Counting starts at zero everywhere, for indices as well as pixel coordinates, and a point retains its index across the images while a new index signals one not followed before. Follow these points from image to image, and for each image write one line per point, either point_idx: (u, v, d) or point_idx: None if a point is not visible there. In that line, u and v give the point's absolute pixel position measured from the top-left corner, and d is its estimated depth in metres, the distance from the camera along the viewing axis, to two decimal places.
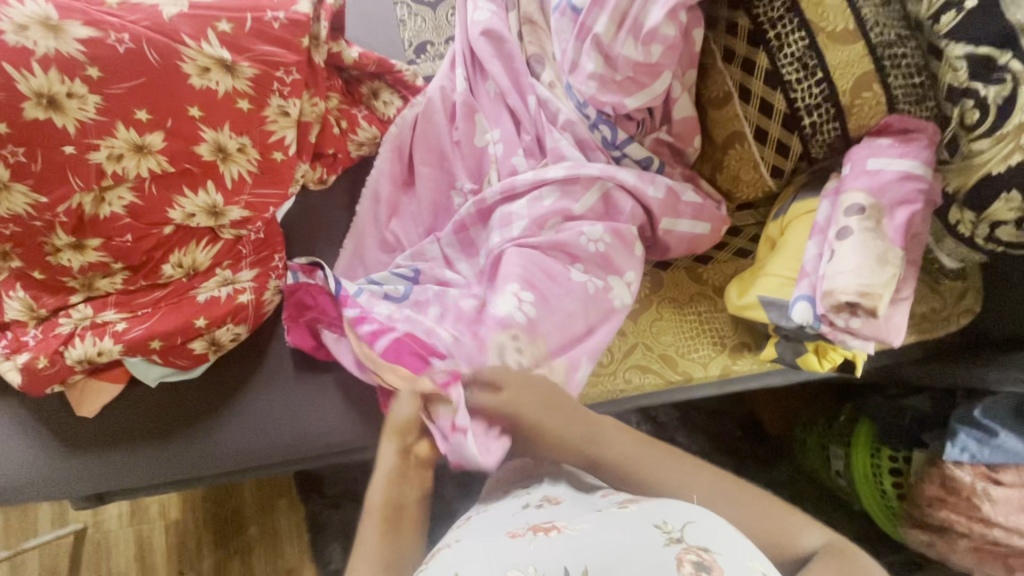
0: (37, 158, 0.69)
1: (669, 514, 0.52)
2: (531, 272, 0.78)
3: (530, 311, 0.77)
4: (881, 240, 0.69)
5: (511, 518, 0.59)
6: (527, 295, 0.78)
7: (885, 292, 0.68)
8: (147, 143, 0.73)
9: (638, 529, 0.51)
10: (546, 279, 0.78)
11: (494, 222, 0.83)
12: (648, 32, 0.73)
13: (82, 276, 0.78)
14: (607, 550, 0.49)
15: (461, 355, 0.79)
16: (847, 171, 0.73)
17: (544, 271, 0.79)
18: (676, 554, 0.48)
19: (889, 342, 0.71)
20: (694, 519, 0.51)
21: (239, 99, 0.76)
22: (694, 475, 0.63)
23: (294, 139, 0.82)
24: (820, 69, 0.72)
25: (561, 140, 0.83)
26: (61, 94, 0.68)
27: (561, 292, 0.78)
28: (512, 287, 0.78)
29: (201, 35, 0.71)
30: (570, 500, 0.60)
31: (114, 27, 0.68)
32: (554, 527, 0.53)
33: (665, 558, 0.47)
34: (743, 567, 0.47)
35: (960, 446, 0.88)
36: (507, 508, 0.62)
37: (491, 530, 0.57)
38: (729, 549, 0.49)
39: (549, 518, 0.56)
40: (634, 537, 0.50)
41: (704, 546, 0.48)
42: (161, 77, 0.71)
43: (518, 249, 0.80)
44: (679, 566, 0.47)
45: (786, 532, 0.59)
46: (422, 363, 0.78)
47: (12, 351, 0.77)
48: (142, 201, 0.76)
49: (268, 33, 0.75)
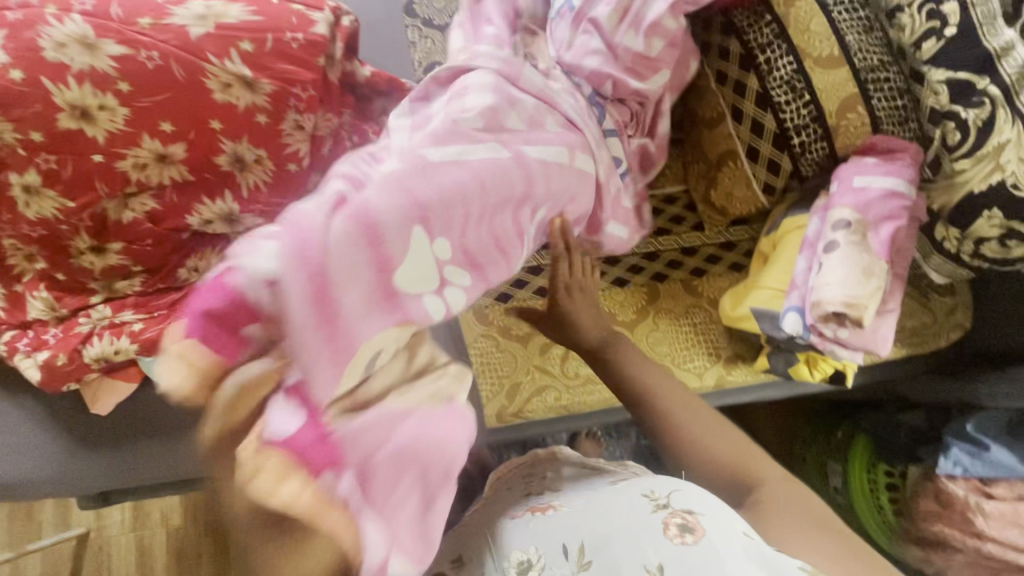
0: (67, 166, 0.74)
1: (658, 485, 0.59)
2: (487, 241, 0.56)
3: (460, 302, 0.53)
4: (866, 254, 0.72)
5: (513, 503, 0.65)
6: (450, 274, 0.53)
7: (870, 304, 0.71)
8: (170, 153, 0.78)
9: (630, 500, 0.58)
10: (485, 255, 0.56)
11: (465, 140, 0.57)
12: (650, 24, 0.74)
13: (103, 277, 0.83)
14: (600, 524, 0.56)
15: (342, 355, 0.43)
16: (835, 189, 0.76)
17: (493, 251, 0.56)
18: (662, 519, 0.54)
19: (876, 353, 0.73)
20: (680, 487, 0.58)
21: (258, 113, 0.80)
22: (694, 404, 0.68)
23: (307, 152, 0.85)
24: (807, 92, 0.76)
25: (568, 105, 0.69)
26: (93, 106, 0.73)
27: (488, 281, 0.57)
28: (439, 252, 0.51)
29: (224, 54, 0.76)
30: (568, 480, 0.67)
31: (144, 45, 0.73)
32: (551, 506, 0.62)
33: (653, 523, 0.54)
34: (725, 525, 0.53)
35: (953, 460, 0.89)
36: (510, 498, 0.66)
37: (499, 512, 0.64)
38: (712, 509, 0.55)
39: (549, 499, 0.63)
40: (626, 509, 0.57)
41: (687, 509, 0.55)
42: (186, 92, 0.76)
43: (485, 195, 0.55)
44: (665, 530, 0.53)
45: (757, 471, 0.63)
46: (238, 340, 0.41)
47: (33, 349, 0.82)
48: (162, 208, 0.81)
49: (287, 52, 0.80)
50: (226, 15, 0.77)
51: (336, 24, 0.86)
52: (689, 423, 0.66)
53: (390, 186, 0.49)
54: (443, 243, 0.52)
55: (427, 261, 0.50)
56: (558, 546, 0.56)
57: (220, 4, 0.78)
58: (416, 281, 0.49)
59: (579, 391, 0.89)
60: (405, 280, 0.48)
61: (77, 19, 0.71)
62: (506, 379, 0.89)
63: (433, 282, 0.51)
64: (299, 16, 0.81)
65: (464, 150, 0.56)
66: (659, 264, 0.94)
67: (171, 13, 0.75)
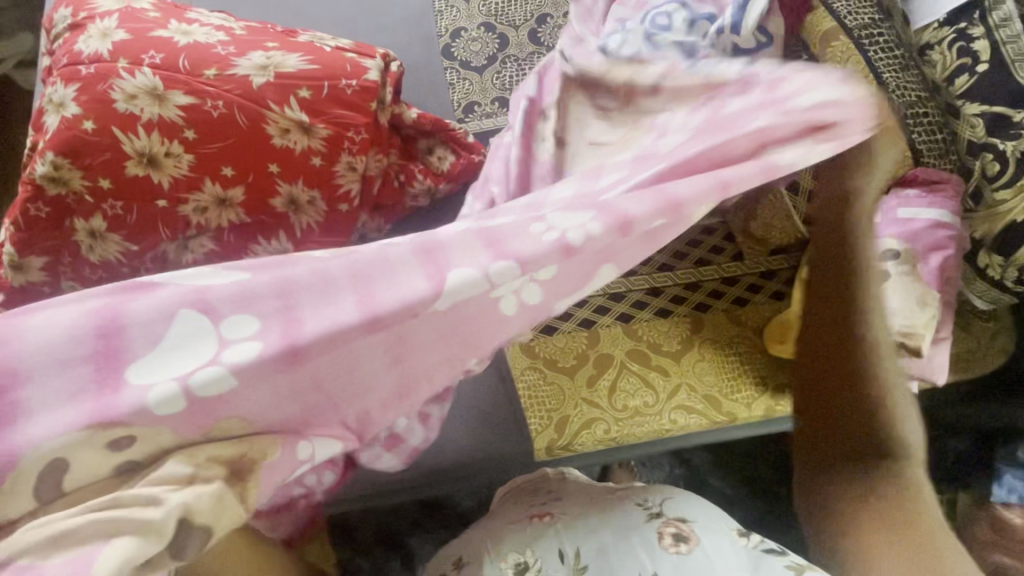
0: (132, 211, 0.77)
1: (650, 494, 0.70)
2: (263, 292, 0.45)
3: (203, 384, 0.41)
4: (918, 283, 0.73)
5: (515, 513, 0.72)
6: (244, 392, 0.43)
7: (927, 333, 0.72)
8: (230, 197, 0.80)
9: (627, 508, 0.68)
10: (307, 307, 0.45)
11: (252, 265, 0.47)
12: None
13: None
14: (597, 532, 0.66)
15: None
16: (879, 220, 0.78)
17: (335, 323, 0.44)
18: (657, 528, 0.64)
19: (934, 381, 0.73)
20: (670, 496, 0.68)
21: (313, 156, 0.82)
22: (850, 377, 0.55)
23: (358, 192, 0.87)
24: None
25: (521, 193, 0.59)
26: (160, 153, 0.75)
27: (334, 399, 0.48)
28: (230, 334, 0.43)
29: (284, 101, 0.79)
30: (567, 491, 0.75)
31: (210, 95, 0.76)
32: (548, 515, 0.69)
33: (650, 532, 0.64)
34: (710, 530, 0.64)
35: (1007, 487, 0.90)
36: (513, 508, 0.74)
37: (501, 522, 0.71)
38: (700, 519, 0.65)
39: (548, 506, 0.72)
40: (625, 517, 0.67)
41: (679, 518, 0.65)
42: (247, 138, 0.78)
43: (338, 300, 0.45)
44: (661, 540, 0.63)
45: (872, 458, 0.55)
46: None
47: None
48: (220, 249, 0.82)
49: (342, 97, 0.83)
50: (286, 65, 0.81)
51: (386, 70, 0.89)
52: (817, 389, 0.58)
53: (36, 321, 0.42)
54: (250, 325, 0.44)
55: (206, 338, 0.43)
56: (557, 554, 0.64)
57: (279, 55, 0.81)
58: (171, 367, 0.42)
59: (628, 424, 0.89)
60: (140, 372, 0.42)
61: (148, 72, 0.75)
62: (555, 412, 0.89)
63: (201, 358, 0.42)
64: (352, 64, 0.85)
65: (269, 272, 0.47)
66: (701, 294, 0.95)
67: (234, 64, 0.78)
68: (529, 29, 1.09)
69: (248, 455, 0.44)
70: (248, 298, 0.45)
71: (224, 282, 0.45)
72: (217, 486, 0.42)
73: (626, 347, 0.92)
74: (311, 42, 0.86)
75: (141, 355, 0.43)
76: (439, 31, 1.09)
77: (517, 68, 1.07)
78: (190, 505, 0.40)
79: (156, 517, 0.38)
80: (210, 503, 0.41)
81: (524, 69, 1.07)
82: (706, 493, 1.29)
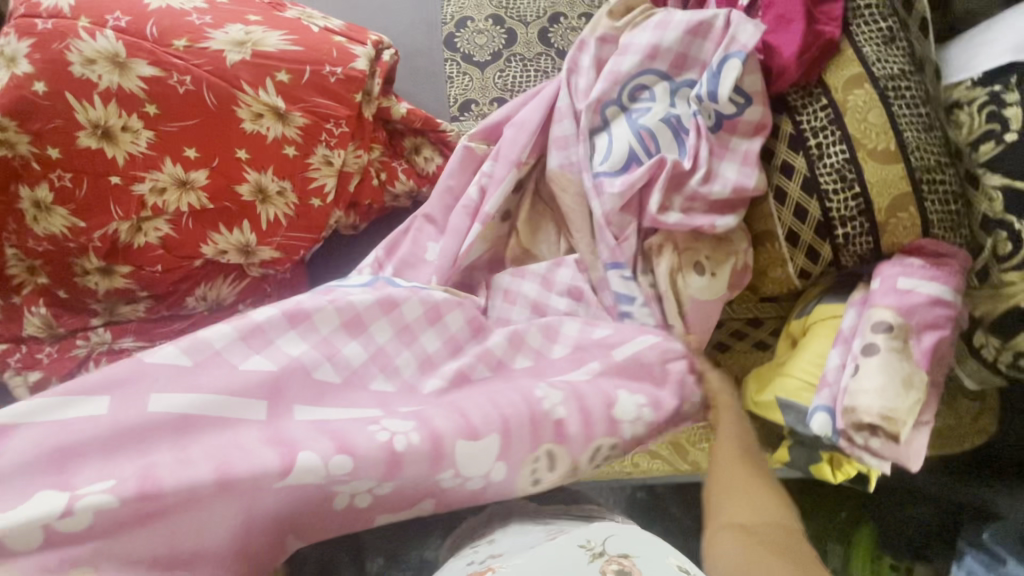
0: (81, 184, 0.71)
1: (591, 535, 0.58)
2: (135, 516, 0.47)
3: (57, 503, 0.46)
4: (907, 363, 0.70)
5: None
6: (114, 546, 0.47)
7: (909, 418, 0.68)
8: (191, 179, 0.74)
9: (568, 551, 0.56)
10: (173, 483, 0.48)
11: (64, 406, 0.50)
12: (712, 174, 0.75)
13: (106, 299, 0.79)
14: None
15: None
16: (876, 286, 0.73)
17: (189, 477, 0.48)
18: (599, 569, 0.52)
19: (908, 467, 0.70)
20: (612, 534, 0.58)
21: (287, 145, 0.76)
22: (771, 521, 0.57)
23: (333, 188, 0.81)
24: (856, 184, 0.73)
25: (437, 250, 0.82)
26: (116, 126, 0.70)
27: (188, 551, 0.49)
28: (86, 488, 0.47)
29: (259, 83, 0.73)
30: (509, 544, 0.63)
31: (178, 69, 0.70)
32: (489, 569, 0.55)
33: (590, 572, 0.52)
34: (658, 563, 0.53)
35: (966, 569, 0.83)
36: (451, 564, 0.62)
37: None
38: (646, 552, 0.55)
39: (486, 564, 0.58)
40: (566, 558, 0.54)
41: (623, 554, 0.54)
42: (214, 119, 0.73)
43: (189, 457, 0.50)
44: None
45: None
46: None
47: (24, 367, 0.77)
48: (177, 233, 0.76)
49: (323, 86, 0.76)
50: (265, 43, 0.74)
51: (377, 59, 0.83)
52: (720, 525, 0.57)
53: None
54: (104, 484, 0.47)
55: (57, 498, 0.46)
56: None
57: (260, 30, 0.75)
58: (27, 511, 0.45)
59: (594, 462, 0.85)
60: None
61: (109, 35, 0.69)
62: None
63: (54, 511, 0.45)
64: (339, 49, 0.78)
65: (177, 401, 0.52)
66: None
67: (207, 36, 0.72)
68: (540, 27, 1.00)
69: None
70: (140, 434, 0.50)
71: (84, 423, 0.49)
72: None
73: None
74: (298, 19, 0.79)
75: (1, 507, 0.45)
76: (444, 19, 1.02)
77: (522, 69, 0.98)
78: None
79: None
80: None
81: (530, 70, 0.98)
82: (666, 521, 1.27)
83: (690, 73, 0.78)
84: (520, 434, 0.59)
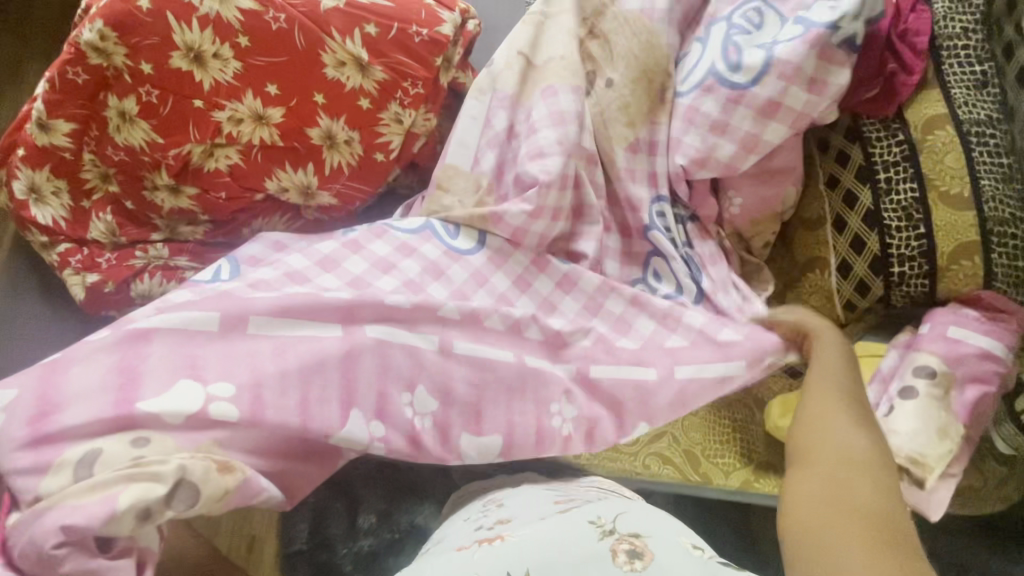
0: (166, 102, 0.75)
1: (602, 511, 0.63)
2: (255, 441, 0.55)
3: (194, 404, 0.53)
4: (943, 411, 0.70)
5: (462, 538, 0.65)
6: (233, 437, 0.54)
7: (937, 465, 0.69)
8: (268, 115, 0.77)
9: (576, 523, 0.61)
10: (272, 398, 0.56)
11: (179, 308, 0.59)
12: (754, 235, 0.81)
13: (169, 217, 0.82)
14: (541, 550, 0.57)
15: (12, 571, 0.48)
16: (925, 329, 0.73)
17: (282, 419, 0.56)
18: (610, 545, 0.58)
19: (925, 516, 0.70)
20: (625, 511, 0.63)
21: (363, 97, 0.78)
22: (866, 520, 0.45)
23: (398, 146, 0.82)
24: (922, 225, 0.72)
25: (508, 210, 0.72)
26: (208, 52, 0.73)
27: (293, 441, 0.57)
28: (215, 391, 0.55)
29: (347, 33, 0.75)
30: (516, 501, 0.70)
31: (274, 5, 0.73)
32: (499, 536, 0.61)
33: (602, 548, 0.57)
34: (671, 539, 0.59)
35: None
36: (462, 529, 0.67)
37: (443, 549, 0.63)
38: (655, 531, 0.60)
39: (497, 530, 0.63)
40: (575, 534, 0.59)
41: (634, 533, 0.59)
42: (300, 60, 0.75)
43: (287, 395, 0.57)
44: (615, 557, 0.57)
45: (832, 552, 0.44)
46: None
47: (84, 268, 0.80)
48: (245, 164, 0.79)
49: (407, 45, 0.77)
50: None
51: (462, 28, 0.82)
52: (809, 471, 0.52)
53: (112, 363, 0.55)
54: (224, 387, 0.55)
55: (194, 397, 0.54)
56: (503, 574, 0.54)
57: None
58: (171, 404, 0.53)
59: (601, 457, 0.85)
60: (147, 404, 0.53)
61: None
62: None
63: (191, 407, 0.53)
64: (428, 11, 0.78)
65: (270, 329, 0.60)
66: None
67: None
68: None
69: (236, 472, 0.53)
70: (252, 349, 0.58)
71: (209, 344, 0.58)
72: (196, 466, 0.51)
73: None
74: None
75: (150, 395, 0.53)
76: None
77: None
78: (185, 471, 0.50)
79: (161, 472, 0.49)
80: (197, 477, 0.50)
81: None
82: None
83: (746, 109, 0.71)
84: (522, 428, 0.65)
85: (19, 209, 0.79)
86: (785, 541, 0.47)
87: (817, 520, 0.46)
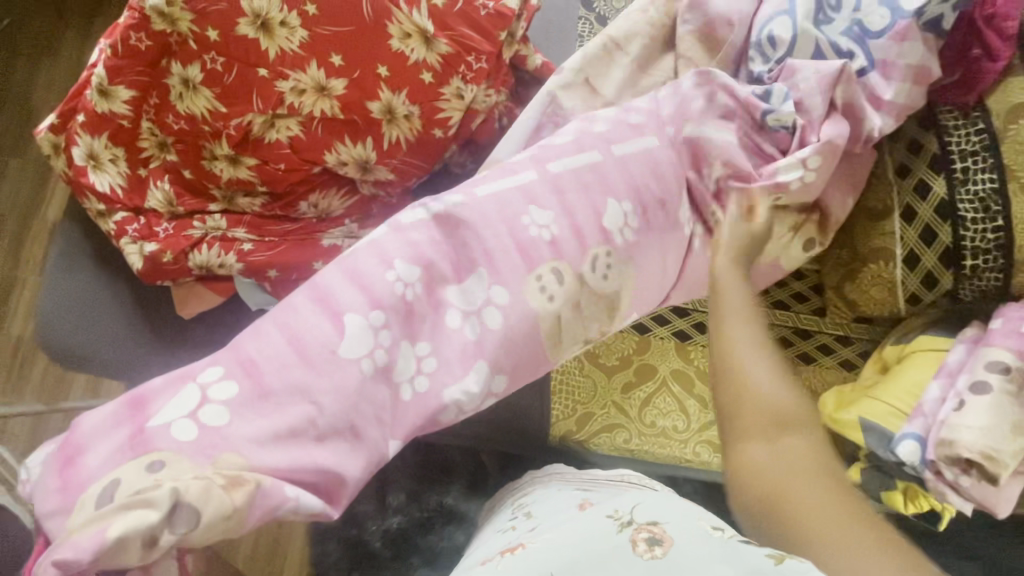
0: (231, 70, 0.74)
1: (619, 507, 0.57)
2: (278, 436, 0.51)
3: (192, 400, 0.51)
4: (1018, 408, 0.69)
5: (487, 549, 0.60)
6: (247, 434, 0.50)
7: (1011, 462, 0.67)
8: (330, 86, 0.75)
9: (594, 521, 0.55)
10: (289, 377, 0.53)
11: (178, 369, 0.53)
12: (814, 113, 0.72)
13: (227, 188, 0.82)
14: (559, 555, 0.51)
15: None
16: (999, 325, 0.73)
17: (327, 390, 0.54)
18: (630, 537, 0.51)
19: (993, 511, 0.69)
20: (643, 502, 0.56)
21: (425, 70, 0.76)
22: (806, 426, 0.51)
23: (457, 122, 0.80)
24: (1000, 217, 0.72)
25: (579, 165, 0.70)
26: (276, 20, 0.72)
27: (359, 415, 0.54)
28: (209, 381, 0.52)
29: (414, 4, 0.74)
30: (545, 507, 0.64)
31: None
32: (520, 546, 0.57)
33: (620, 542, 0.51)
34: (692, 524, 0.51)
35: None
36: (492, 537, 0.64)
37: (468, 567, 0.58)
38: (677, 519, 0.52)
39: (516, 540, 0.59)
40: (592, 532, 0.53)
41: (651, 521, 0.52)
42: (366, 30, 0.74)
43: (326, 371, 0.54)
44: (634, 546, 0.49)
45: (789, 496, 0.46)
46: None
47: (141, 237, 0.79)
48: (305, 137, 0.78)
49: (473, 18, 0.75)
50: None
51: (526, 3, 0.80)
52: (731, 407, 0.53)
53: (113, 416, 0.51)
54: (216, 371, 0.52)
55: (191, 394, 0.51)
56: None
57: None
58: (172, 411, 0.50)
59: (652, 442, 0.85)
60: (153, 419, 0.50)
61: None
62: (581, 406, 0.87)
63: (187, 407, 0.50)
64: None
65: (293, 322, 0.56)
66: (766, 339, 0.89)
67: None
68: None
69: (250, 477, 0.47)
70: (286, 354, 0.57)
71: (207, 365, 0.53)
72: (207, 480, 0.46)
73: (672, 365, 0.89)
74: None
75: (155, 409, 0.51)
76: None
77: None
78: (180, 491, 0.44)
79: (153, 496, 0.43)
80: (196, 493, 0.44)
81: None
82: None
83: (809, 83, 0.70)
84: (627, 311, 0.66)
85: (76, 175, 0.78)
86: (758, 494, 0.48)
87: (783, 473, 0.48)
